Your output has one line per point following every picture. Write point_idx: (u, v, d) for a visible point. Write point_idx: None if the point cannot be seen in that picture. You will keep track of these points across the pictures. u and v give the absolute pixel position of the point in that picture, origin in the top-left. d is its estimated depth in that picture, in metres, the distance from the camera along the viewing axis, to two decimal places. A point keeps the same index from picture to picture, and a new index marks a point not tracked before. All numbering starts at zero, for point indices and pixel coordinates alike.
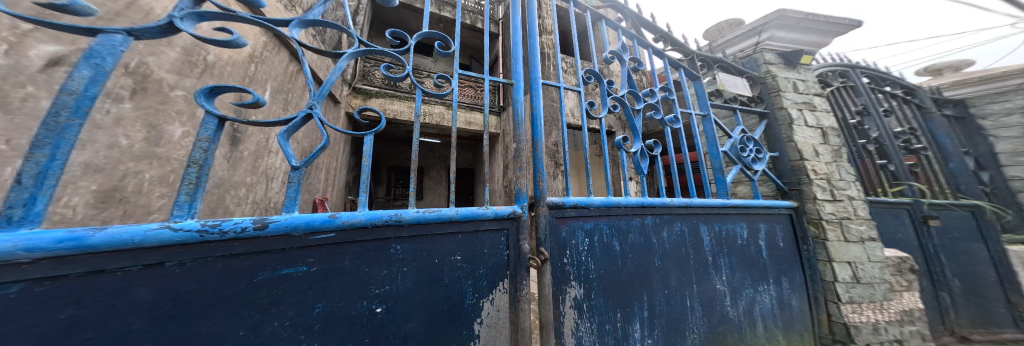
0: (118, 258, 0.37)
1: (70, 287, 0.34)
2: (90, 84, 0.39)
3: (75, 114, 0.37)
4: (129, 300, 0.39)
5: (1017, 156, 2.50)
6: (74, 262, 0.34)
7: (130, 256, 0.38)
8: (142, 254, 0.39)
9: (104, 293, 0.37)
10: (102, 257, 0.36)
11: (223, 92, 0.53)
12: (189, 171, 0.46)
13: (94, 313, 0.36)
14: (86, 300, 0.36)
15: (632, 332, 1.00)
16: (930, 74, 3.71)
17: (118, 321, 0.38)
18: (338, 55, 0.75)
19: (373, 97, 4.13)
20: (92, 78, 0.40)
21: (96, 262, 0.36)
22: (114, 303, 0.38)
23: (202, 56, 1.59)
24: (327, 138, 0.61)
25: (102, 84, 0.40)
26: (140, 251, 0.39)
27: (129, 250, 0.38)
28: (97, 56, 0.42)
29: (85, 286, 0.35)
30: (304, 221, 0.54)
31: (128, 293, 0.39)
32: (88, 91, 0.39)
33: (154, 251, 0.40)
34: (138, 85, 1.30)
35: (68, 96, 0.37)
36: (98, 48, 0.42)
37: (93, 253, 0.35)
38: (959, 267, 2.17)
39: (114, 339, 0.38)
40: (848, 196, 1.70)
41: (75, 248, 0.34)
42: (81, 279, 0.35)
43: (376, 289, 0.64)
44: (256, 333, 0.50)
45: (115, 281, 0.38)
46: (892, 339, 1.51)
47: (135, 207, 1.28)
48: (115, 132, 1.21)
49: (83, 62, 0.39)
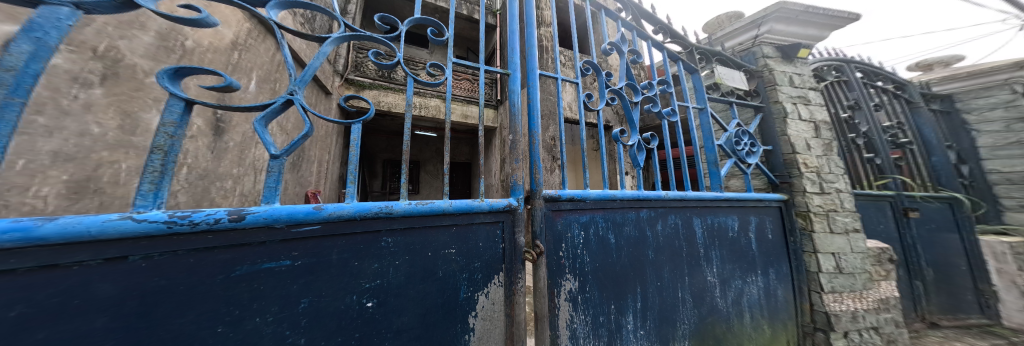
0: (73, 251, 0.35)
1: (20, 282, 0.32)
2: (32, 61, 0.36)
3: (15, 93, 0.33)
4: (89, 298, 0.37)
5: (997, 150, 2.56)
6: (23, 255, 0.32)
7: (89, 249, 0.36)
8: (101, 247, 0.37)
9: (59, 289, 0.34)
10: (54, 250, 0.33)
11: (190, 74, 0.49)
12: (154, 158, 0.43)
13: (50, 310, 0.34)
14: (40, 297, 0.34)
15: (624, 324, 1.03)
16: (920, 69, 3.72)
17: (79, 319, 0.36)
18: (323, 40, 0.70)
19: (366, 88, 4.03)
20: (33, 54, 0.36)
21: (49, 256, 0.33)
22: (72, 300, 0.35)
23: (179, 41, 1.51)
24: (310, 124, 0.57)
25: (46, 61, 0.37)
26: (98, 244, 0.36)
27: (85, 243, 0.35)
28: (39, 29, 0.37)
29: (39, 281, 0.33)
30: (286, 212, 0.52)
31: (89, 289, 0.37)
32: (29, 68, 0.35)
33: (116, 244, 0.38)
34: (108, 70, 1.22)
35: (6, 72, 0.33)
36: (38, 20, 0.37)
37: (44, 246, 0.33)
38: (934, 257, 2.27)
39: (76, 338, 0.36)
40: (836, 189, 1.74)
41: (22, 239, 0.31)
42: (31, 274, 0.33)
43: (366, 284, 0.63)
44: (236, 329, 0.49)
45: (71, 276, 0.35)
46: (868, 326, 1.59)
47: (112, 199, 1.23)
48: (85, 120, 1.14)
49: (21, 35, 0.35)
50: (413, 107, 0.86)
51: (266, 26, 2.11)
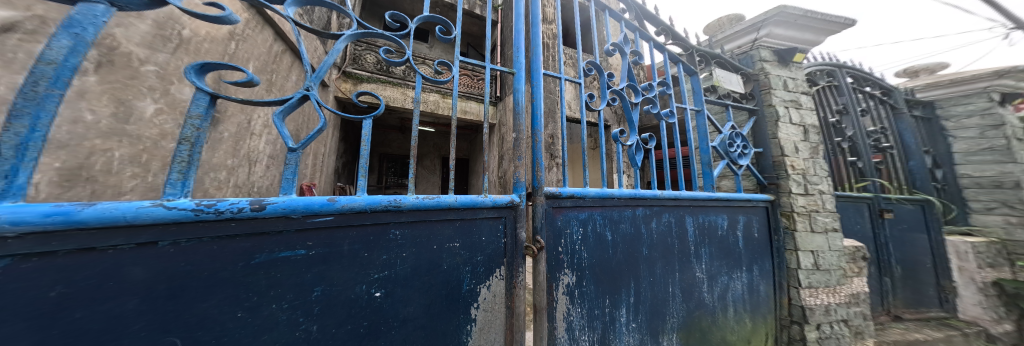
0: (109, 235, 0.37)
1: (60, 264, 0.34)
2: (70, 55, 0.37)
3: (54, 85, 0.34)
4: (122, 280, 0.39)
5: (971, 155, 2.70)
6: (63, 238, 0.33)
7: (123, 233, 0.38)
8: (134, 232, 0.38)
9: (95, 271, 0.36)
10: (92, 234, 0.35)
11: (214, 69, 0.50)
12: (181, 148, 0.44)
13: (87, 291, 0.36)
14: (77, 278, 0.35)
15: (618, 317, 1.09)
16: (907, 76, 3.85)
17: (112, 300, 0.38)
18: (336, 37, 0.70)
19: (365, 81, 3.95)
20: (72, 48, 0.37)
21: (87, 239, 0.35)
22: (106, 282, 0.37)
23: (176, 30, 1.46)
24: (325, 119, 0.58)
25: (84, 56, 0.38)
26: (133, 228, 0.38)
27: (119, 228, 0.37)
28: (77, 26, 0.38)
29: (77, 264, 0.35)
30: (302, 203, 0.54)
31: (121, 272, 0.38)
32: (68, 62, 0.36)
33: (147, 229, 0.39)
34: (104, 58, 1.19)
35: (46, 65, 0.34)
36: (77, 16, 0.38)
37: (83, 229, 0.34)
38: (903, 255, 2.43)
39: (108, 319, 0.38)
40: (819, 190, 1.83)
41: (64, 223, 0.33)
42: (70, 256, 0.34)
43: (375, 274, 0.66)
44: (255, 315, 0.51)
45: (105, 260, 0.37)
46: (839, 319, 1.71)
47: (104, 187, 1.20)
48: (79, 107, 1.11)
49: (61, 31, 0.36)
50: (420, 104, 0.85)
51: (265, 16, 2.02)
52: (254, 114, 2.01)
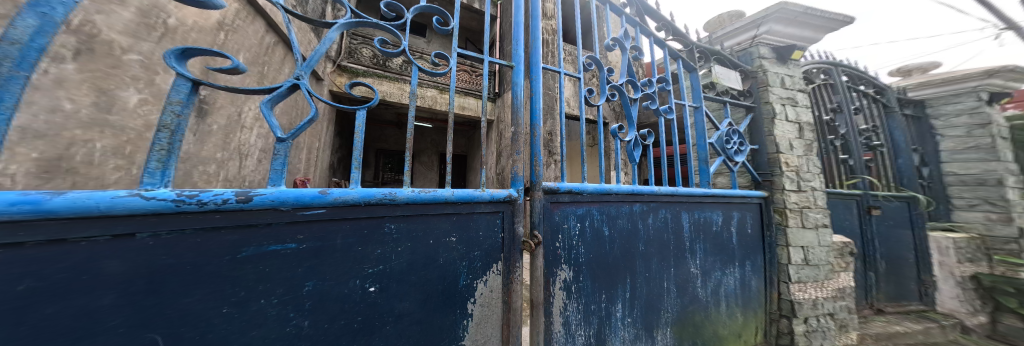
0: (83, 226, 0.35)
1: (29, 256, 0.32)
2: (37, 35, 0.34)
3: (20, 66, 0.33)
4: (97, 274, 0.36)
5: (957, 153, 2.77)
6: (31, 229, 0.32)
7: (98, 224, 0.36)
8: (109, 222, 0.37)
9: (69, 264, 0.34)
10: (63, 224, 0.33)
11: (197, 54, 0.47)
12: (160, 136, 0.42)
13: (61, 284, 0.34)
14: (47, 271, 0.33)
15: (614, 312, 1.10)
16: (900, 75, 3.90)
17: (86, 295, 0.36)
18: (329, 26, 0.67)
19: (361, 75, 3.87)
20: (40, 28, 0.35)
21: (58, 230, 0.33)
22: (80, 275, 0.35)
23: (162, 19, 1.41)
24: (316, 109, 0.56)
25: (53, 37, 0.35)
26: (108, 219, 0.36)
27: (93, 218, 0.35)
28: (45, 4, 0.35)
29: (46, 256, 0.33)
30: (292, 195, 0.52)
31: (96, 266, 0.36)
32: (35, 42, 0.34)
33: (124, 220, 0.37)
34: (83, 45, 1.13)
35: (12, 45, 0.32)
36: None
37: (54, 219, 0.32)
38: (888, 251, 2.51)
39: (84, 314, 0.36)
40: (812, 187, 1.85)
41: (32, 212, 0.31)
42: (40, 248, 0.32)
43: (369, 269, 0.65)
44: (241, 311, 0.49)
45: (79, 251, 0.35)
46: (826, 312, 1.77)
47: (86, 179, 1.15)
48: (56, 95, 1.06)
49: (28, 10, 0.33)
50: (417, 96, 0.82)
51: (257, 7, 1.95)
52: (244, 106, 1.95)
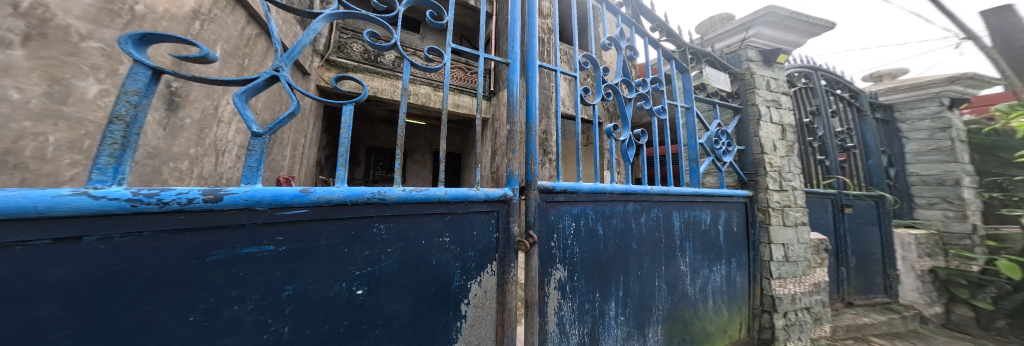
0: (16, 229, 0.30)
1: None
2: None
3: None
4: (36, 283, 0.32)
5: (920, 155, 2.96)
6: None
7: (37, 227, 0.31)
8: (50, 225, 0.32)
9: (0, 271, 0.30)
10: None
11: (158, 41, 0.42)
12: (114, 128, 0.37)
13: None
14: None
15: (607, 310, 1.11)
16: (872, 80, 4.12)
17: (24, 306, 0.32)
18: (314, 16, 0.62)
19: (351, 71, 3.72)
20: None
21: None
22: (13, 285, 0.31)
23: (127, 4, 1.30)
24: (298, 102, 0.52)
25: None
26: (48, 221, 0.32)
27: (30, 220, 0.30)
28: None
29: None
30: (270, 194, 0.48)
31: (37, 274, 0.32)
32: None
33: (68, 222, 0.33)
34: (33, 30, 1.02)
35: None
36: None
37: None
38: (858, 247, 2.66)
39: (21, 327, 0.32)
40: (792, 186, 1.93)
41: None
42: None
43: (357, 271, 0.62)
44: (211, 318, 0.46)
45: (13, 258, 0.30)
46: (803, 306, 1.85)
47: (37, 176, 1.04)
48: (3, 83, 0.95)
49: None
50: (409, 92, 0.79)
51: None
52: (222, 99, 1.84)
